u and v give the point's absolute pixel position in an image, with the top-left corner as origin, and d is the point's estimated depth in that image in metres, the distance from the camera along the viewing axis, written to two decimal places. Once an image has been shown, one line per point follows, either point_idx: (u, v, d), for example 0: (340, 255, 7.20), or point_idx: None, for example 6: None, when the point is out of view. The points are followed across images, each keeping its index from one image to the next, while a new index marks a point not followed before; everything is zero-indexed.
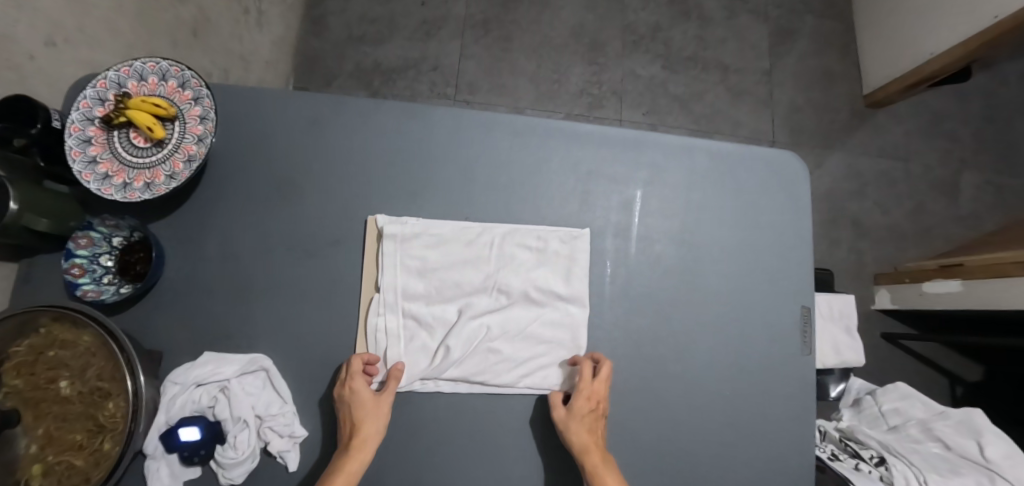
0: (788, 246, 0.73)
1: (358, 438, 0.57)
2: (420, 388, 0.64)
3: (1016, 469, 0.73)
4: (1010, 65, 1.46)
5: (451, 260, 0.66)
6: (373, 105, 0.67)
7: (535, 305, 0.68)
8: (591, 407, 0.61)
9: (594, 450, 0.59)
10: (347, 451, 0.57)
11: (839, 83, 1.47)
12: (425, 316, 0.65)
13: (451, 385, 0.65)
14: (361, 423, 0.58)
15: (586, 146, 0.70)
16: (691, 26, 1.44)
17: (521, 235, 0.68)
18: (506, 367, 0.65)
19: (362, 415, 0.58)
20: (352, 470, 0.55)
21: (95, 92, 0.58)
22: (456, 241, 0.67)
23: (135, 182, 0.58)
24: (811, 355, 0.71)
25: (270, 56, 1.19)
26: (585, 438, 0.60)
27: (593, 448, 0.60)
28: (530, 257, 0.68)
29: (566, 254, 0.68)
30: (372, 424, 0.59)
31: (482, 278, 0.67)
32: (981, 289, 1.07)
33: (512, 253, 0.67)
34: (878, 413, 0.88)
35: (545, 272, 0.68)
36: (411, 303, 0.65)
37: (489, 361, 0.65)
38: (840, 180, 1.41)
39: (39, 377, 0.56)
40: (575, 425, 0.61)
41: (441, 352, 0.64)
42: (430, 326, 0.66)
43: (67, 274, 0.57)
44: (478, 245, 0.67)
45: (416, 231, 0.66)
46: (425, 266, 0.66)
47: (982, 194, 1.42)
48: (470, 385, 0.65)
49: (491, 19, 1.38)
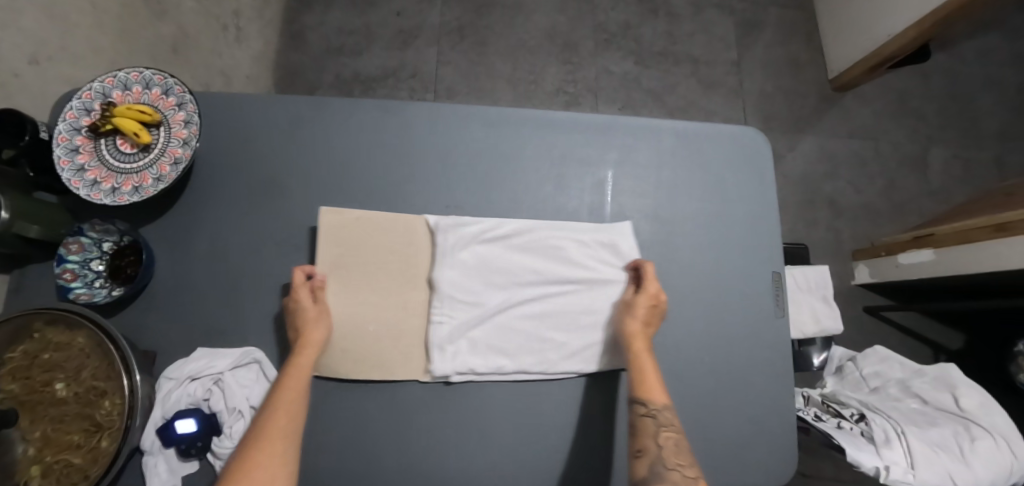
0: (759, 214, 0.76)
1: (308, 341, 0.59)
2: (477, 379, 0.66)
3: (990, 417, 0.76)
4: (968, 43, 1.52)
5: (409, 249, 0.67)
6: (351, 106, 0.70)
7: (572, 293, 0.70)
8: (653, 293, 0.66)
9: (642, 336, 0.64)
10: (297, 351, 0.58)
11: (805, 69, 1.52)
12: (479, 311, 0.67)
13: (507, 376, 0.67)
14: (308, 330, 0.60)
15: (558, 132, 0.73)
16: (660, 22, 1.50)
17: (567, 229, 0.71)
18: (560, 355, 0.67)
19: (305, 320, 0.60)
20: (302, 365, 0.58)
21: (81, 104, 0.60)
22: (509, 239, 0.69)
23: (123, 186, 0.60)
24: (784, 317, 0.74)
25: (251, 71, 1.22)
26: (638, 327, 0.64)
27: (641, 335, 0.64)
28: (575, 247, 0.70)
29: (611, 245, 0.71)
30: (319, 331, 0.60)
31: (532, 270, 0.69)
32: (954, 255, 1.12)
33: (558, 243, 0.70)
34: (859, 377, 0.90)
35: (595, 260, 0.71)
36: (464, 296, 0.67)
37: (542, 347, 0.67)
38: (813, 162, 1.46)
39: (35, 380, 0.57)
40: (636, 311, 0.65)
41: (490, 344, 0.67)
42: (478, 316, 0.67)
43: (59, 278, 0.59)
44: (526, 237, 0.70)
45: (467, 223, 0.68)
46: (479, 260, 0.68)
47: (951, 168, 1.47)
48: (429, 370, 0.66)
49: (466, 25, 1.42)
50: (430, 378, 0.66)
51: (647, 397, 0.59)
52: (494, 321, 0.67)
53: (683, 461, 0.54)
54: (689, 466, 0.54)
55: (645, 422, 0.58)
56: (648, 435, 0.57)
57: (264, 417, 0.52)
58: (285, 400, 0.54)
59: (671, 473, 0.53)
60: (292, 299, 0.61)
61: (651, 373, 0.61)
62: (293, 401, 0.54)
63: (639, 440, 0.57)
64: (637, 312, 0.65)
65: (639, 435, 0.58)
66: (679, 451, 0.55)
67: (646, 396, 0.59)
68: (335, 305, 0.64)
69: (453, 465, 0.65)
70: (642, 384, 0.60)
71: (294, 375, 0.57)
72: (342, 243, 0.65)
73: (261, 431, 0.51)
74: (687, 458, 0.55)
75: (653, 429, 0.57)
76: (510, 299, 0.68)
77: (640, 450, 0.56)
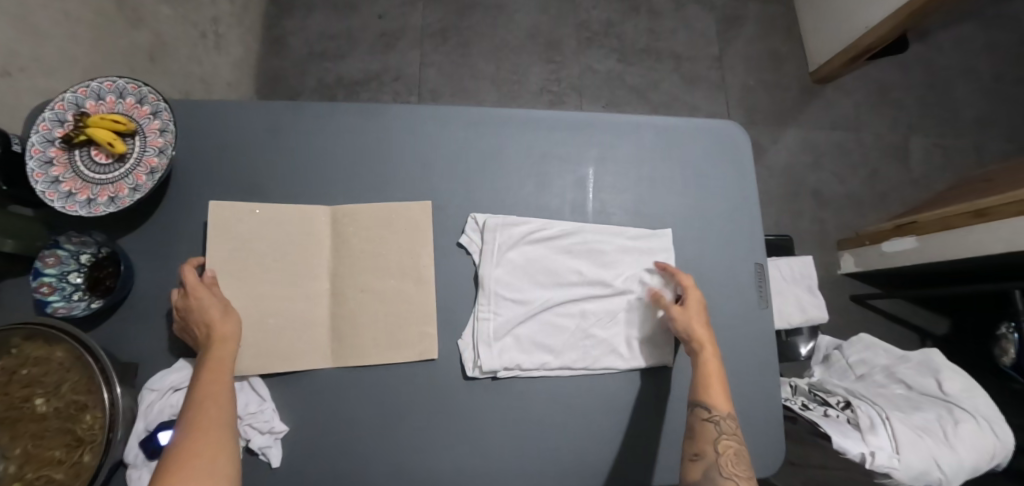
0: (739, 207, 0.77)
1: (219, 339, 0.57)
2: (522, 375, 0.68)
3: (972, 400, 0.78)
4: (944, 33, 1.54)
5: (311, 236, 0.67)
6: (330, 110, 0.70)
7: (607, 295, 0.72)
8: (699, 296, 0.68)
9: (708, 345, 0.64)
10: (209, 349, 0.57)
11: (786, 62, 1.54)
12: (525, 309, 0.69)
13: (551, 372, 0.68)
14: (216, 325, 0.58)
15: (537, 131, 0.73)
16: (642, 20, 1.51)
17: (615, 233, 0.73)
18: (604, 352, 0.69)
19: (213, 317, 0.58)
20: (221, 360, 0.56)
21: (53, 115, 0.59)
22: (554, 240, 0.72)
23: (99, 197, 0.59)
24: (768, 308, 0.75)
25: (232, 77, 1.21)
26: (702, 330, 0.65)
27: (708, 339, 0.65)
28: (619, 251, 0.73)
29: (646, 248, 0.73)
30: (230, 324, 0.59)
31: (575, 271, 0.71)
32: (936, 243, 1.14)
33: (598, 245, 0.72)
34: (846, 365, 0.91)
35: (632, 263, 0.73)
36: (509, 293, 0.69)
37: (586, 344, 0.69)
38: (796, 154, 1.48)
39: (13, 396, 0.55)
40: (694, 315, 0.66)
41: (532, 341, 0.68)
42: (524, 313, 0.69)
43: (36, 292, 0.58)
44: (569, 239, 0.72)
45: (509, 223, 0.70)
46: (523, 259, 0.70)
47: (932, 156, 1.49)
48: (335, 357, 0.65)
49: (448, 27, 1.42)
50: (477, 375, 0.67)
51: (711, 404, 0.61)
52: (539, 318, 0.70)
53: (739, 470, 0.57)
54: (745, 474, 0.57)
55: (706, 426, 0.61)
56: (708, 440, 0.60)
57: (193, 416, 0.51)
58: (210, 396, 0.53)
59: (727, 480, 0.56)
60: (192, 298, 0.59)
61: (716, 380, 0.63)
62: (220, 393, 0.54)
63: (697, 444, 0.60)
64: (695, 317, 0.66)
65: (698, 439, 0.60)
66: (739, 460, 0.58)
67: (709, 402, 0.62)
68: (233, 296, 0.63)
69: (444, 466, 0.65)
70: (706, 390, 0.62)
71: (214, 372, 0.55)
72: (256, 243, 0.65)
73: (196, 430, 0.50)
74: (743, 466, 0.58)
75: (715, 434, 0.60)
76: (554, 298, 0.70)
77: (698, 453, 0.60)
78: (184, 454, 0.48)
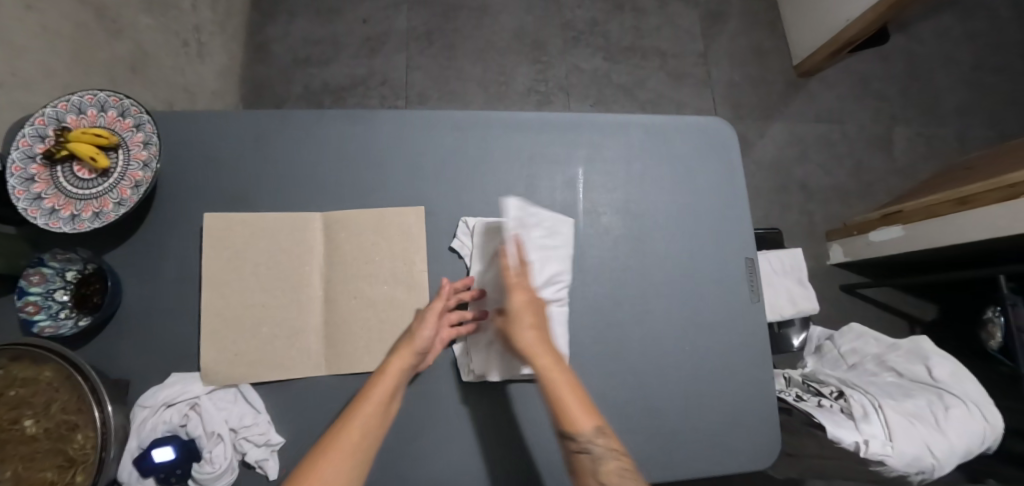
0: (728, 204, 0.77)
1: (407, 346, 0.59)
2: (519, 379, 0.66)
3: (962, 385, 0.79)
4: (924, 24, 1.57)
5: (302, 244, 0.67)
6: (315, 118, 0.70)
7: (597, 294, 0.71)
8: (527, 299, 0.60)
9: (544, 355, 0.56)
10: (396, 352, 0.59)
11: (770, 57, 1.55)
12: None
13: None
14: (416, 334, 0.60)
15: (526, 133, 0.73)
16: (626, 17, 1.51)
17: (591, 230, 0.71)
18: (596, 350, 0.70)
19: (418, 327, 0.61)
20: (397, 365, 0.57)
21: (34, 130, 0.58)
22: None
23: (83, 213, 0.58)
24: (760, 301, 0.76)
25: (216, 86, 1.20)
26: (532, 340, 0.57)
27: (540, 349, 0.57)
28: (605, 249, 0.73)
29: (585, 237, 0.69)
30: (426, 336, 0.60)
31: None
32: (920, 231, 1.15)
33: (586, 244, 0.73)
34: (837, 355, 0.93)
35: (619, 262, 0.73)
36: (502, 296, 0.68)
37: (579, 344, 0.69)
38: (783, 147, 1.49)
39: (2, 418, 0.55)
40: (521, 324, 0.58)
41: None
42: None
43: (21, 312, 0.58)
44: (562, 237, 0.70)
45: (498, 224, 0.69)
46: None
47: (915, 145, 1.51)
48: (328, 365, 0.65)
49: (434, 30, 1.42)
50: (472, 378, 0.66)
51: (572, 430, 0.53)
52: None
53: None
54: None
55: (581, 458, 0.53)
56: (586, 473, 0.52)
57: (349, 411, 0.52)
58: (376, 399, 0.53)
59: None
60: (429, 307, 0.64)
61: (568, 400, 0.54)
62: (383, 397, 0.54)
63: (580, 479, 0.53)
64: (518, 325, 0.58)
65: (579, 474, 0.53)
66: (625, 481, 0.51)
67: (572, 430, 0.53)
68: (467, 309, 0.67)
69: (443, 472, 0.65)
70: (561, 416, 0.54)
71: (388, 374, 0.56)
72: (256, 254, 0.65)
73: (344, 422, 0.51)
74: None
75: (589, 464, 0.52)
76: None
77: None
78: (332, 445, 0.48)
